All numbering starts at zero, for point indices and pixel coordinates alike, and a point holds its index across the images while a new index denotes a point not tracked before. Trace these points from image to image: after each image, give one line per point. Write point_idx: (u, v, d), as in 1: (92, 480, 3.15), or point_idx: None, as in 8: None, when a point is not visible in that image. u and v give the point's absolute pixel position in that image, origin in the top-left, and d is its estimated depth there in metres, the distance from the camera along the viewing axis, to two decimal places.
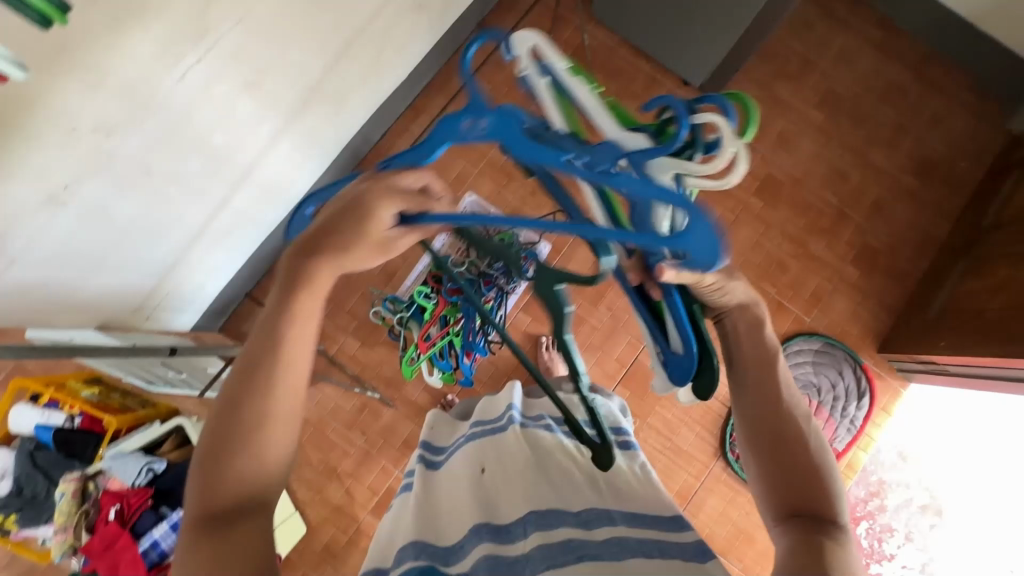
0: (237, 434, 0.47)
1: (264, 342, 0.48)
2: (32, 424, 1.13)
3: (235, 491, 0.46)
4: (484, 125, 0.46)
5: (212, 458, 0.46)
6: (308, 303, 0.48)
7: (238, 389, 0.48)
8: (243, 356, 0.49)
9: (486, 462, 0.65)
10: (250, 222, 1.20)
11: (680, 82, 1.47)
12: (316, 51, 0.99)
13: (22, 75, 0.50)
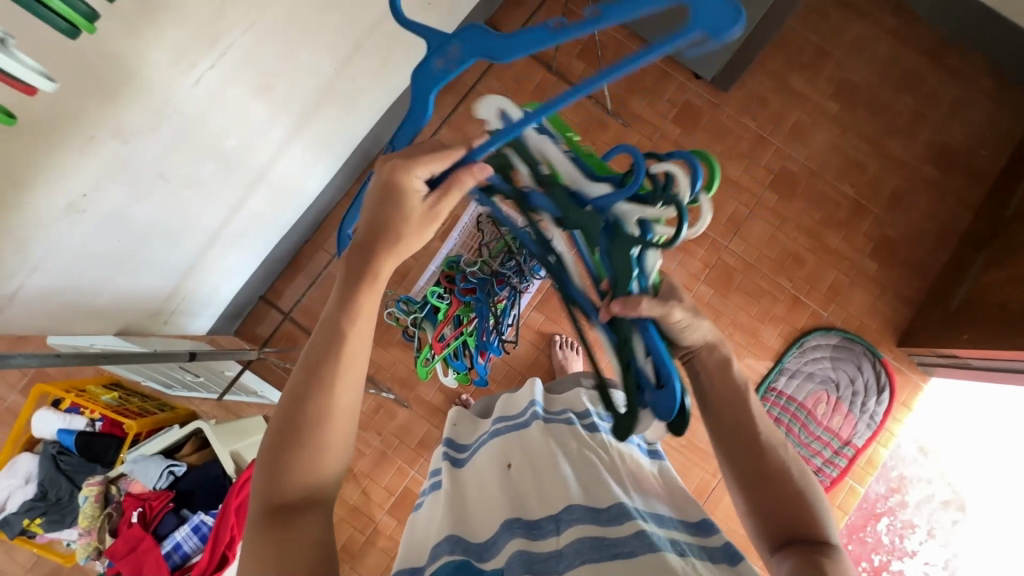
0: (302, 429, 0.48)
1: (331, 340, 0.50)
2: (55, 428, 1.17)
3: (302, 482, 0.48)
4: (456, 50, 0.51)
5: (279, 453, 0.48)
6: (370, 302, 0.50)
7: (303, 386, 0.49)
8: (308, 354, 0.50)
9: (513, 457, 0.65)
10: (264, 225, 1.21)
11: (691, 75, 1.45)
12: (327, 52, 0.98)
13: (51, 87, 0.51)
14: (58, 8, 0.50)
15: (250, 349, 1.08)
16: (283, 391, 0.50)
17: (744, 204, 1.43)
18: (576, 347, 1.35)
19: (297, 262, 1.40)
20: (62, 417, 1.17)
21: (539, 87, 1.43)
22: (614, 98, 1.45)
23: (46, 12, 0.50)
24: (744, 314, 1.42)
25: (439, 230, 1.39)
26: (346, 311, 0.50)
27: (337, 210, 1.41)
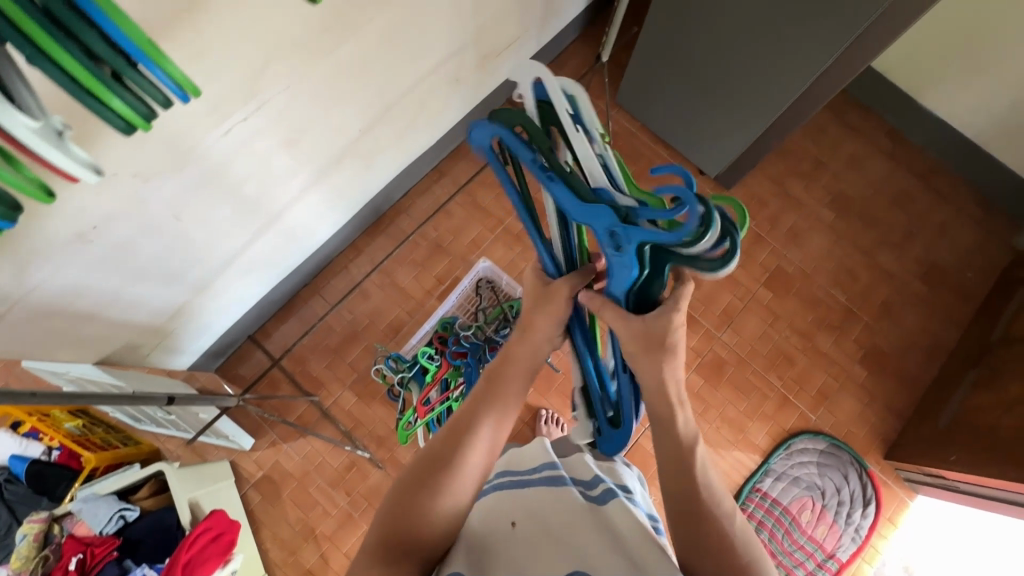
0: (428, 486, 0.55)
1: (458, 446, 0.58)
2: (8, 453, 1.13)
3: (414, 533, 0.54)
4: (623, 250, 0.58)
5: (408, 498, 0.55)
6: (492, 419, 0.61)
7: (442, 450, 0.58)
8: (450, 426, 0.61)
9: (517, 514, 0.60)
10: (269, 266, 1.21)
11: (696, 171, 1.53)
12: (357, 114, 1.03)
13: (93, 177, 0.47)
14: (118, 106, 0.44)
15: (231, 395, 1.05)
16: (423, 451, 0.59)
17: (739, 299, 1.46)
18: (561, 425, 1.35)
19: (291, 306, 1.39)
20: (18, 441, 1.13)
21: None
22: None
23: (104, 109, 0.45)
24: (733, 408, 1.41)
25: (438, 290, 1.40)
26: (484, 403, 0.62)
27: (339, 259, 1.41)
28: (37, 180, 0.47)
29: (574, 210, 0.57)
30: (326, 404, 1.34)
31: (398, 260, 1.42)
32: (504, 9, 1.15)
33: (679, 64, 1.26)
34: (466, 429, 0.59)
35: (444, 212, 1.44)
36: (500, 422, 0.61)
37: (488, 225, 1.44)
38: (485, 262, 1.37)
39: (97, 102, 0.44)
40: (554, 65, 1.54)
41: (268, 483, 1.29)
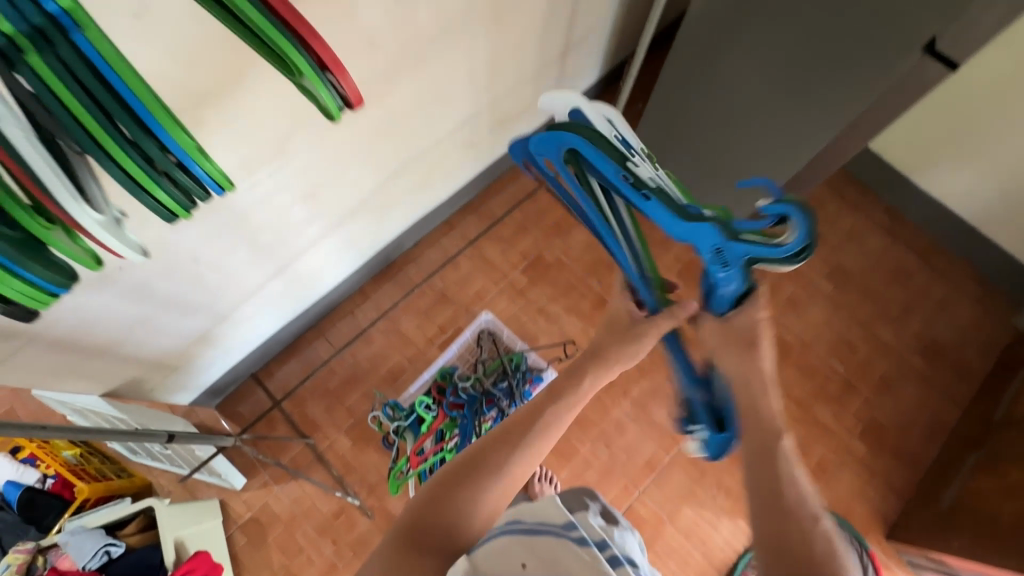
0: (474, 482, 0.62)
1: (506, 454, 0.65)
2: (5, 478, 1.14)
3: (450, 520, 0.60)
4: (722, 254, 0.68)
5: (453, 487, 0.62)
6: (540, 437, 0.68)
7: (492, 452, 0.65)
8: (500, 431, 0.68)
9: (530, 558, 0.57)
10: (279, 307, 1.25)
11: None
12: (373, 172, 1.10)
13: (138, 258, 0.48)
14: (164, 199, 0.44)
15: (229, 435, 1.07)
16: (473, 447, 0.66)
17: None
18: (553, 482, 1.35)
19: (295, 347, 1.41)
20: (16, 467, 1.15)
21: (557, 225, 1.54)
22: None
23: (151, 202, 0.44)
24: (729, 476, 1.39)
25: (440, 338, 1.43)
26: (538, 423, 0.68)
27: (346, 303, 1.45)
28: (90, 255, 0.47)
29: (667, 222, 0.69)
30: (321, 447, 1.34)
31: (403, 308, 1.45)
32: (517, 81, 1.24)
33: (682, 136, 1.33)
34: (519, 437, 0.66)
35: (452, 264, 1.49)
36: (547, 443, 0.69)
37: (493, 278, 1.49)
38: (486, 315, 1.43)
39: (153, 201, 0.44)
40: None
41: (255, 526, 1.28)
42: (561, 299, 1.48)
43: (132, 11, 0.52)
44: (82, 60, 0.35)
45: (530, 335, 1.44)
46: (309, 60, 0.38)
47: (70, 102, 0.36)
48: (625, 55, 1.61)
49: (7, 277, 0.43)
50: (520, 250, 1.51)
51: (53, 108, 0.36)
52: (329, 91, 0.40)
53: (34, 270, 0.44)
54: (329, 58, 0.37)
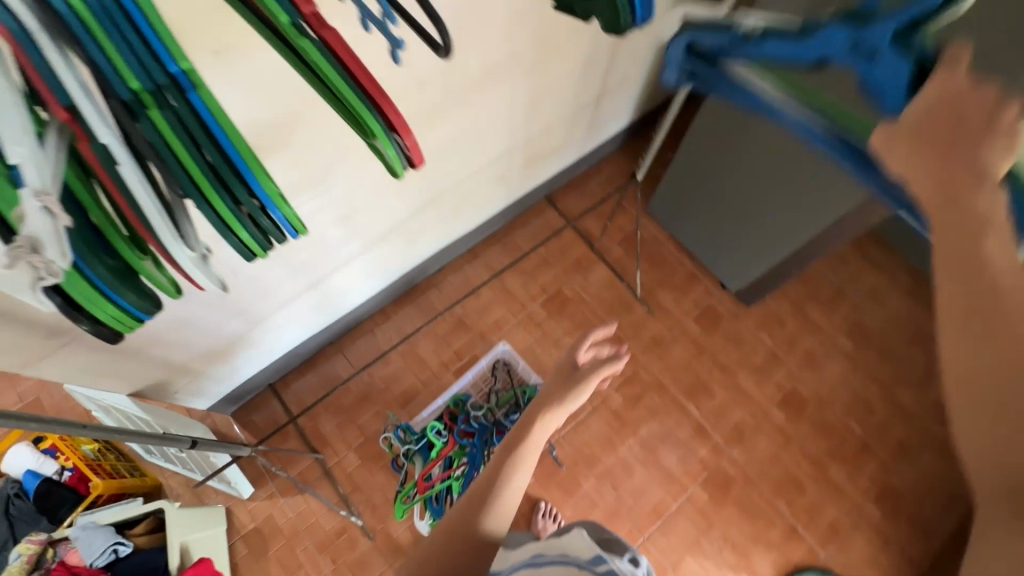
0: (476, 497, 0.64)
1: (506, 465, 0.66)
2: (25, 467, 1.17)
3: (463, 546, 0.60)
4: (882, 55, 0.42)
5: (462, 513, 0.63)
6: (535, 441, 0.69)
7: (493, 468, 0.67)
8: (502, 447, 0.70)
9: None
10: (305, 322, 1.29)
11: (717, 283, 1.58)
12: (408, 200, 1.14)
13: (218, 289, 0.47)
14: (245, 238, 0.44)
15: (246, 444, 1.09)
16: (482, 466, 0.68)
17: (752, 417, 1.45)
18: (558, 520, 1.33)
19: (313, 361, 1.43)
20: (36, 457, 1.17)
21: (578, 261, 1.56)
22: (642, 287, 1.56)
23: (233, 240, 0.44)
24: (737, 530, 1.36)
25: (455, 365, 1.45)
26: (528, 429, 0.70)
27: (366, 322, 1.48)
28: (170, 280, 0.49)
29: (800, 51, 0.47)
30: (330, 464, 1.35)
31: (422, 332, 1.47)
32: (551, 122, 1.29)
33: (707, 186, 1.36)
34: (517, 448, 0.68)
35: (473, 292, 1.52)
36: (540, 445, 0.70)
37: (512, 308, 1.51)
38: (504, 345, 1.45)
39: (240, 243, 0.45)
40: (592, 170, 1.66)
41: (257, 537, 1.28)
42: (577, 336, 1.49)
43: (212, 49, 0.58)
44: (193, 112, 0.37)
45: (545, 369, 1.45)
46: (383, 125, 0.39)
47: (181, 150, 0.38)
48: (656, 102, 1.66)
49: (102, 301, 0.45)
50: (540, 283, 1.54)
51: (164, 154, 0.37)
52: (396, 152, 0.41)
53: (126, 297, 0.45)
54: (401, 122, 0.39)
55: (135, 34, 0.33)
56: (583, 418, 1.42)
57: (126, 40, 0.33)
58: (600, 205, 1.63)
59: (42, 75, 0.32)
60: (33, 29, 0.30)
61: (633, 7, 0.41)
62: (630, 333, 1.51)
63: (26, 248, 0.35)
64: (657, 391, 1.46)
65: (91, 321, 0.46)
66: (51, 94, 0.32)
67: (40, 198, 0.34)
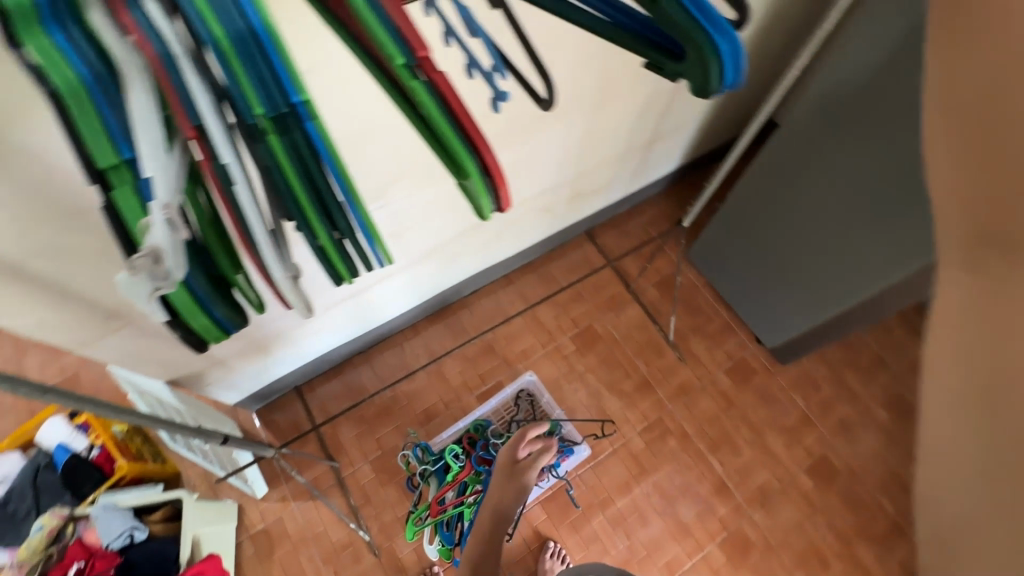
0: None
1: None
2: (57, 441, 1.20)
3: None
4: None
5: None
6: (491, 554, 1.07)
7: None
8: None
9: None
10: (339, 330, 1.31)
11: (753, 337, 1.55)
12: (454, 223, 1.16)
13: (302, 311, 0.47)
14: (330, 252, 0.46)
15: (269, 445, 1.10)
16: None
17: (778, 480, 1.40)
18: (566, 561, 1.29)
19: (341, 368, 1.45)
20: (69, 432, 1.20)
21: (612, 299, 1.56)
22: (675, 332, 1.54)
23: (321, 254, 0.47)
24: None
25: (479, 389, 1.45)
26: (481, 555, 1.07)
27: (397, 335, 1.49)
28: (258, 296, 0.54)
29: None
30: (344, 473, 1.35)
31: (450, 352, 1.48)
32: (601, 161, 1.30)
33: (752, 238, 1.35)
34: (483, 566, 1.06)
35: (504, 318, 1.53)
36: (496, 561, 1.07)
37: (541, 339, 1.50)
38: (531, 375, 1.45)
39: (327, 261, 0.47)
40: (636, 209, 1.67)
41: (265, 538, 1.28)
42: (603, 374, 1.48)
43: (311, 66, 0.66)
44: (308, 144, 0.37)
45: (568, 404, 1.44)
46: (477, 165, 0.40)
47: (293, 176, 0.39)
48: (706, 150, 1.66)
49: (197, 311, 0.47)
50: (572, 317, 1.53)
51: (275, 179, 0.39)
52: (485, 191, 0.43)
53: (217, 305, 0.49)
54: (497, 168, 0.40)
55: (266, 64, 0.32)
56: (602, 459, 1.39)
57: (257, 69, 0.32)
58: (640, 246, 1.63)
59: (179, 96, 0.33)
60: (175, 53, 0.31)
61: (723, 71, 0.38)
62: (658, 377, 1.48)
63: (147, 260, 0.37)
64: (680, 441, 1.42)
65: (184, 330, 0.49)
66: (184, 115, 0.34)
67: (165, 210, 0.36)
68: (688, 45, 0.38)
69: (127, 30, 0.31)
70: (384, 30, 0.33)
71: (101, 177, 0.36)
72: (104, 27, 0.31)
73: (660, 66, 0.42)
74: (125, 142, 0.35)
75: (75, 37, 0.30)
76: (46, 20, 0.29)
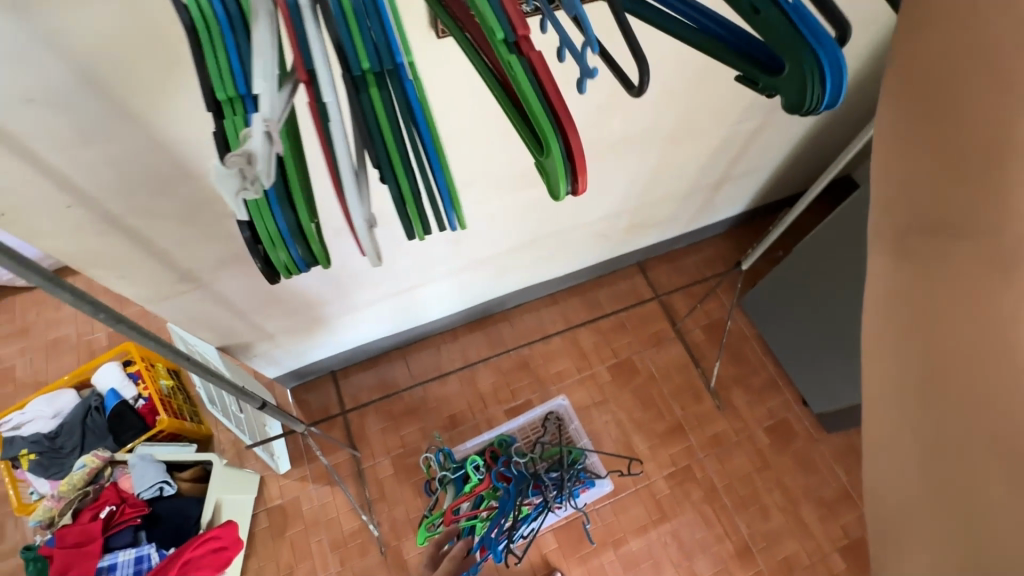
0: None
1: None
2: (109, 386, 1.27)
3: None
4: None
5: None
6: None
7: None
8: None
9: None
10: (384, 322, 1.34)
11: (799, 398, 1.47)
12: (511, 235, 1.17)
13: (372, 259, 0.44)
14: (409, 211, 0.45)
15: (302, 422, 1.12)
16: None
17: (807, 554, 1.31)
18: None
19: (377, 360, 1.47)
20: (122, 379, 1.27)
21: (655, 335, 1.52)
22: (717, 379, 1.48)
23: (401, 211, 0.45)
24: None
25: (508, 404, 1.44)
26: None
27: (436, 336, 1.51)
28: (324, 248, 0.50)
29: None
30: (364, 464, 1.36)
31: (485, 363, 1.48)
32: (667, 196, 1.29)
33: (813, 295, 1.30)
34: None
35: (544, 336, 1.52)
36: None
37: (577, 364, 1.48)
38: (562, 400, 1.43)
39: (406, 221, 0.45)
40: (692, 248, 1.63)
41: (279, 515, 1.30)
42: (636, 411, 1.44)
43: (435, 61, 0.72)
44: (403, 99, 0.41)
45: (595, 435, 1.41)
46: (561, 147, 0.41)
47: (384, 127, 0.41)
48: (775, 198, 1.62)
49: (280, 244, 0.48)
50: (612, 346, 1.51)
51: (368, 126, 0.41)
52: (566, 173, 0.42)
53: (297, 244, 0.48)
54: (580, 151, 0.40)
55: (379, 24, 0.39)
56: (623, 498, 1.35)
57: (369, 26, 0.39)
58: (692, 285, 1.59)
59: (300, 44, 0.37)
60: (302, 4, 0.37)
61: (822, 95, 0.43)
62: (692, 423, 1.43)
63: (241, 159, 0.35)
64: (708, 495, 1.36)
65: (262, 260, 0.49)
66: (300, 57, 0.37)
67: (265, 123, 0.36)
68: (790, 61, 0.43)
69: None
70: (491, 10, 0.37)
71: (218, 108, 0.40)
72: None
73: (755, 81, 0.46)
74: (243, 76, 0.39)
75: None
76: None
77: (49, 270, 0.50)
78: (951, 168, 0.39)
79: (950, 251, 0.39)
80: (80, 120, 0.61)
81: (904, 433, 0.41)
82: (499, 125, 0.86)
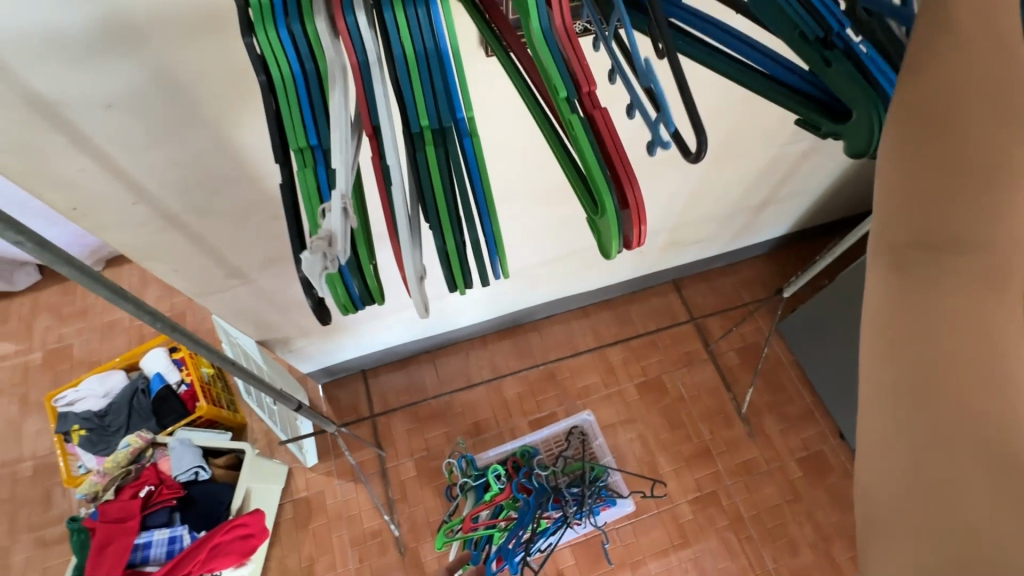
0: None
1: None
2: (155, 370, 1.33)
3: None
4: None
5: None
6: None
7: None
8: None
9: None
10: (417, 326, 1.37)
11: (836, 431, 1.41)
12: (545, 248, 1.18)
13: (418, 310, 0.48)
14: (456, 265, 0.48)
15: (332, 422, 1.15)
16: None
17: None
18: None
19: (406, 362, 1.50)
20: (167, 364, 1.33)
21: (686, 356, 1.49)
22: (749, 405, 1.44)
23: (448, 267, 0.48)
24: None
25: (533, 415, 1.44)
26: None
27: (465, 342, 1.52)
28: (378, 281, 0.51)
29: None
30: (387, 464, 1.39)
31: (513, 372, 1.48)
32: (708, 215, 1.27)
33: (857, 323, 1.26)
34: None
35: (572, 348, 1.51)
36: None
37: (605, 379, 1.47)
38: (587, 415, 1.42)
39: (450, 274, 0.48)
40: (729, 268, 1.59)
41: (304, 507, 1.34)
42: (663, 431, 1.41)
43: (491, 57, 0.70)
44: (460, 151, 0.45)
45: (619, 452, 1.39)
46: (614, 202, 0.44)
47: (440, 178, 0.45)
48: (820, 222, 1.56)
49: (339, 282, 0.49)
50: (642, 363, 1.49)
51: (422, 180, 0.45)
52: (618, 230, 0.45)
53: (354, 281, 0.50)
54: (641, 205, 0.44)
55: (442, 81, 0.43)
56: (644, 520, 1.32)
57: (433, 83, 0.43)
58: (727, 306, 1.55)
59: (368, 99, 0.42)
60: (372, 59, 0.41)
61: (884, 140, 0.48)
62: (721, 449, 1.39)
63: (323, 243, 0.42)
64: (733, 523, 1.32)
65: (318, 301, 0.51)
66: (369, 113, 0.42)
67: (342, 199, 0.41)
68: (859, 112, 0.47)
69: (341, 36, 0.40)
70: (557, 70, 0.42)
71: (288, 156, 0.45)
72: (323, 32, 0.40)
73: (817, 127, 0.51)
74: (314, 129, 0.44)
75: (295, 33, 0.41)
76: (280, 20, 0.40)
77: (115, 283, 0.53)
78: (943, 197, 0.29)
79: (944, 284, 0.29)
80: (148, 124, 0.65)
81: (895, 448, 0.30)
82: (539, 139, 0.86)
